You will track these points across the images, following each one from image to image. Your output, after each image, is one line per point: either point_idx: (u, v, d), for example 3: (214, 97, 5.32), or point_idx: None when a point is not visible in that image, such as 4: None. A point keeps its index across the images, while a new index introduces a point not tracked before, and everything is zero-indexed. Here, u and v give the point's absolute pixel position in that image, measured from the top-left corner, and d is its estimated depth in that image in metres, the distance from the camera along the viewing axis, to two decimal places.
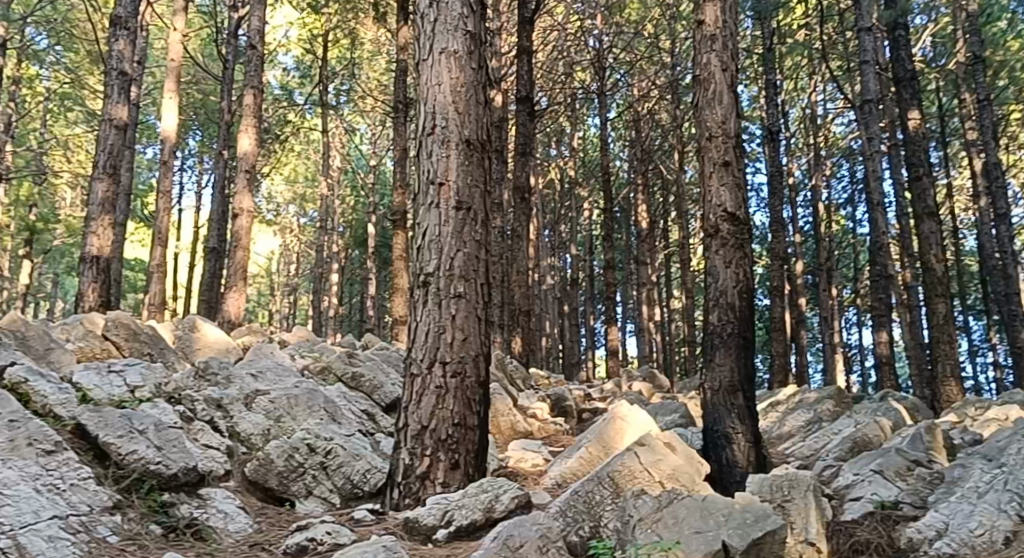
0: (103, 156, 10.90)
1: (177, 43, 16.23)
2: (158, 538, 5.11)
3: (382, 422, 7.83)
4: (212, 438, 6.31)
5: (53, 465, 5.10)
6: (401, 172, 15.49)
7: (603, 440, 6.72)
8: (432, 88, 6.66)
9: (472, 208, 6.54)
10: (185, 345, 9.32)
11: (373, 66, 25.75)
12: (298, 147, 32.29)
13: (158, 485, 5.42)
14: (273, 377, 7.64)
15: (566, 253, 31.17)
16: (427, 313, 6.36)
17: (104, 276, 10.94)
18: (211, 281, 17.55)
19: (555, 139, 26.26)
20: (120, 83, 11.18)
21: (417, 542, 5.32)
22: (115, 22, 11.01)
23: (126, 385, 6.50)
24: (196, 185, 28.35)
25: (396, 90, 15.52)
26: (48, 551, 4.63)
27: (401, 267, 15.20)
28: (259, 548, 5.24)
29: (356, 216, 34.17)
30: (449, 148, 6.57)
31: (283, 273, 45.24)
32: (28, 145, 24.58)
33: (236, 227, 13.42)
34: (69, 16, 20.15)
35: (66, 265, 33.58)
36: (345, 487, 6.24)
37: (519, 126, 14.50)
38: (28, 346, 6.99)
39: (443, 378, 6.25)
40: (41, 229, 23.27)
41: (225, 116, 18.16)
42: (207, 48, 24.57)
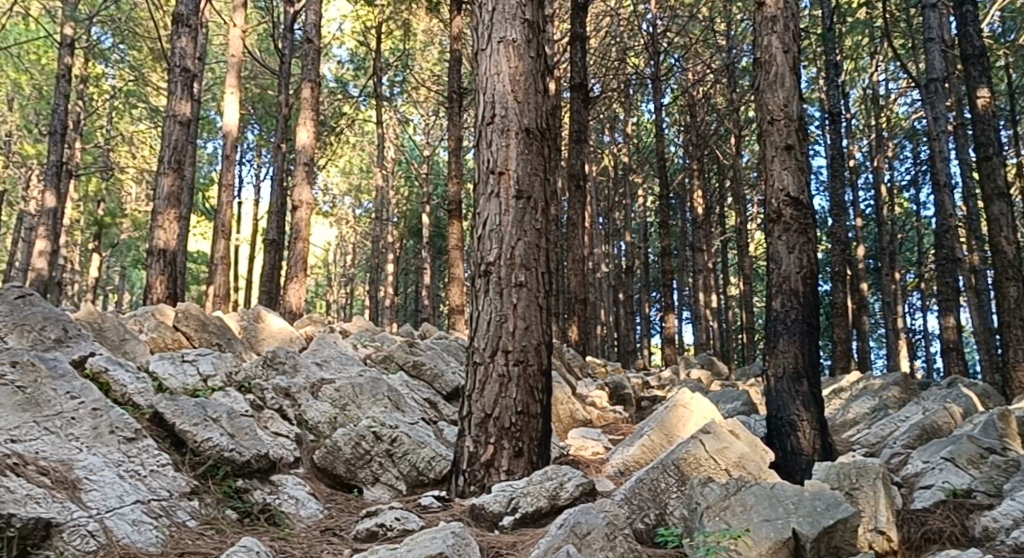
0: (168, 151, 11.16)
1: (236, 38, 16.50)
2: (234, 522, 5.25)
3: (445, 410, 7.92)
4: (281, 426, 6.46)
5: (133, 452, 5.24)
6: (457, 162, 15.57)
7: (665, 429, 6.70)
8: (491, 78, 6.68)
9: (532, 198, 6.56)
10: (251, 335, 9.52)
11: (426, 56, 25.88)
12: (354, 139, 32.64)
13: (232, 472, 5.57)
14: (337, 365, 7.83)
15: (620, 239, 31.09)
16: (488, 303, 6.40)
17: (171, 268, 11.22)
18: (270, 272, 17.88)
19: (608, 126, 26.10)
20: (183, 80, 11.48)
21: (483, 529, 5.38)
22: (178, 20, 11.29)
23: (198, 374, 6.69)
24: (255, 179, 28.84)
25: (450, 79, 15.59)
26: (133, 534, 4.79)
27: (458, 257, 15.31)
28: (331, 533, 5.35)
29: (411, 207, 34.43)
30: (509, 137, 6.59)
31: (340, 264, 45.95)
32: (95, 142, 25.26)
33: (296, 220, 13.64)
34: (133, 15, 20.66)
35: (132, 258, 34.51)
36: (410, 474, 6.33)
37: (574, 114, 14.40)
38: (105, 337, 7.22)
39: (505, 366, 6.29)
40: (108, 224, 23.89)
41: (283, 110, 18.45)
42: (264, 42, 24.98)
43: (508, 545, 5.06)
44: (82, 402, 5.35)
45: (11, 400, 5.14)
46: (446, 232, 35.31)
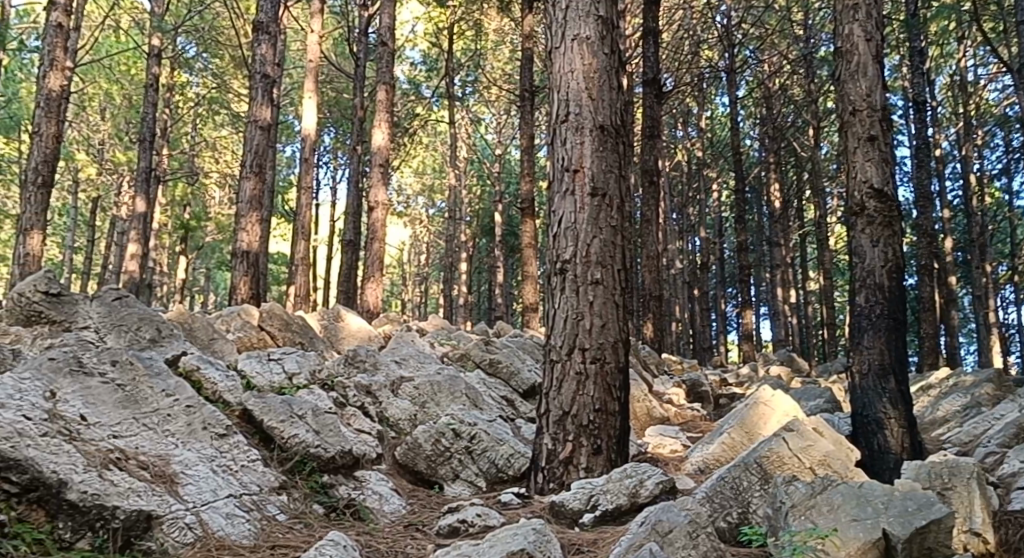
0: (250, 155, 11.48)
1: (314, 44, 16.84)
2: (321, 517, 5.41)
3: (522, 408, 7.97)
4: (364, 423, 6.61)
5: (225, 448, 5.43)
6: (529, 160, 15.59)
7: (746, 426, 6.62)
8: (565, 76, 6.69)
9: (607, 194, 6.55)
10: (332, 333, 9.75)
11: (497, 56, 26.00)
12: (427, 140, 33.03)
13: (318, 467, 5.73)
14: (416, 363, 7.97)
15: (695, 234, 30.76)
16: (564, 300, 6.42)
17: (254, 269, 11.51)
18: (348, 272, 18.18)
19: (681, 120, 25.83)
20: (264, 85, 11.78)
21: (564, 526, 5.40)
22: (258, 28, 11.62)
23: (284, 373, 6.88)
24: (332, 181, 29.38)
25: (522, 78, 15.62)
26: (228, 527, 4.96)
27: (532, 255, 15.34)
28: (414, 529, 5.46)
29: (484, 205, 34.62)
30: (583, 135, 6.59)
31: (414, 263, 46.50)
32: (181, 148, 26.11)
33: (371, 221, 13.84)
34: (215, 25, 21.39)
35: (217, 259, 35.54)
36: (490, 471, 6.40)
37: (646, 110, 14.26)
38: (195, 337, 7.50)
39: (582, 364, 6.30)
40: (194, 227, 24.61)
41: (359, 112, 18.76)
42: (339, 46, 25.48)
43: (589, 542, 5.07)
44: (177, 398, 5.53)
45: (112, 397, 5.31)
46: (519, 230, 35.39)
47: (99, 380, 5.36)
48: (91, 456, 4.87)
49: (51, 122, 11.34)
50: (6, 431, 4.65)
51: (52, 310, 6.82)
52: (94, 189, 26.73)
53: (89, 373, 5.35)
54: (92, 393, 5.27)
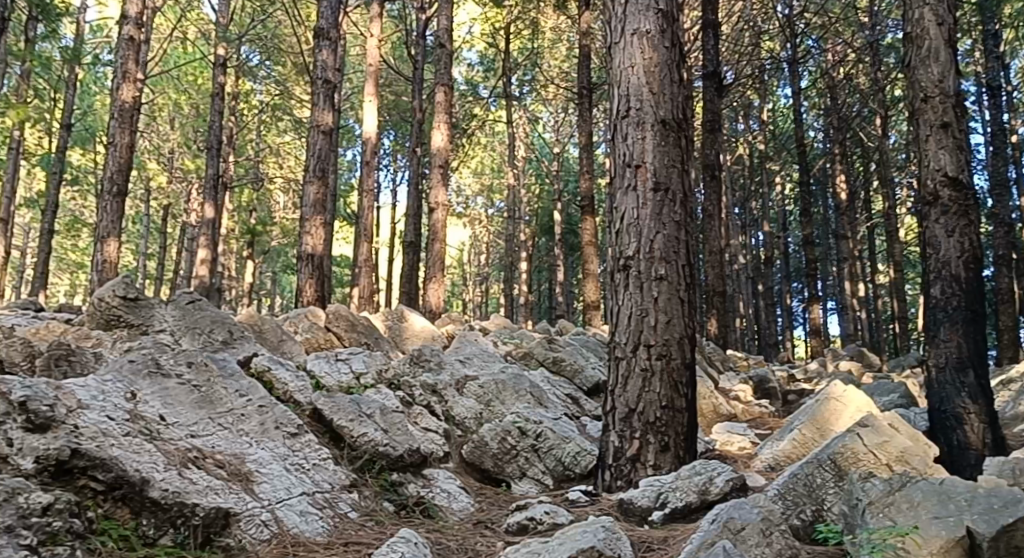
0: (313, 160, 11.70)
1: (373, 48, 17.03)
2: (391, 514, 5.48)
3: (587, 406, 7.96)
4: (431, 422, 6.66)
5: (297, 446, 5.53)
6: (588, 158, 15.52)
7: (817, 422, 6.50)
8: (625, 71, 6.65)
9: (670, 189, 6.49)
10: (396, 334, 9.87)
11: (554, 54, 25.98)
12: (485, 140, 33.18)
13: (386, 466, 5.81)
14: (480, 362, 8.00)
15: (758, 229, 30.32)
16: (629, 297, 6.38)
17: (319, 272, 11.68)
18: (410, 274, 18.35)
19: (742, 114, 25.47)
20: (325, 90, 11.96)
21: (633, 524, 5.36)
22: (319, 34, 11.82)
23: (351, 373, 6.98)
24: (392, 183, 29.70)
25: (580, 76, 15.57)
26: (302, 524, 5.04)
27: (593, 253, 15.27)
28: (484, 526, 5.49)
29: (543, 205, 34.64)
30: (645, 130, 6.54)
31: (475, 263, 46.75)
32: (246, 154, 26.67)
33: (432, 222, 13.94)
34: (277, 32, 21.90)
35: (282, 262, 36.20)
36: (557, 469, 6.40)
37: (706, 104, 14.08)
38: (265, 338, 7.67)
39: (648, 360, 6.24)
40: (260, 232, 25.10)
41: (418, 114, 18.91)
42: (397, 49, 25.78)
43: (659, 540, 5.03)
44: (249, 399, 5.65)
45: (188, 398, 5.45)
46: (578, 229, 35.31)
47: (176, 381, 5.50)
48: (171, 455, 4.99)
49: (125, 132, 11.65)
50: (91, 431, 4.78)
51: (131, 315, 7.07)
52: (165, 197, 27.45)
53: (166, 375, 5.50)
54: (169, 394, 5.41)
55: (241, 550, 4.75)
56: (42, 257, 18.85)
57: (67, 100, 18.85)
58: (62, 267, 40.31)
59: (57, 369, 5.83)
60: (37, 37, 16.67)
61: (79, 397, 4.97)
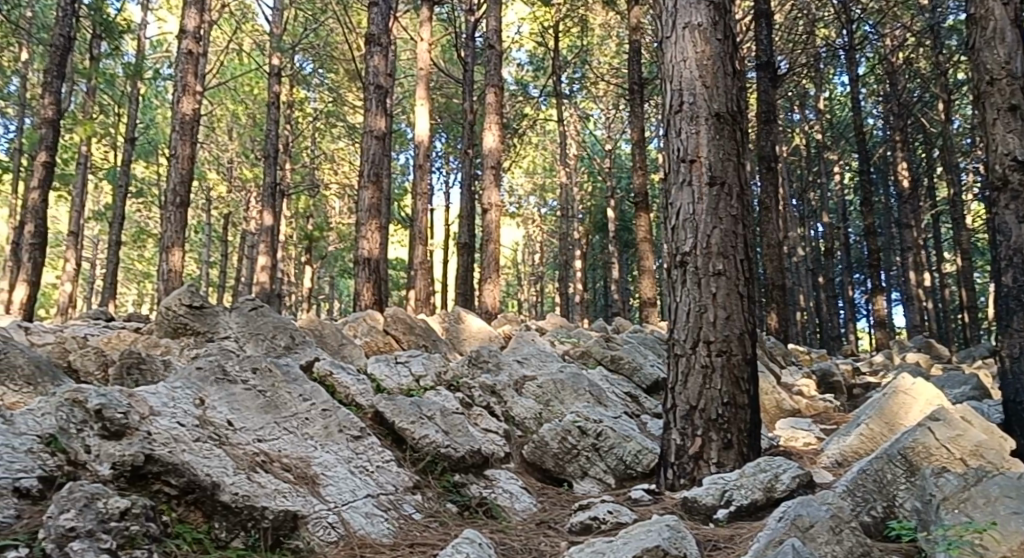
0: (368, 165, 11.83)
1: (423, 52, 17.14)
2: (455, 516, 5.51)
3: (647, 404, 7.90)
4: (491, 423, 6.68)
5: (361, 449, 5.60)
6: (641, 154, 15.40)
7: (885, 416, 6.35)
8: (678, 65, 6.59)
9: (727, 183, 6.40)
10: (453, 335, 9.92)
11: (604, 50, 25.85)
12: (537, 139, 33.20)
13: (449, 467, 5.85)
14: (538, 362, 7.99)
15: (817, 220, 29.83)
16: (686, 293, 6.32)
17: (376, 275, 11.78)
18: (465, 275, 18.42)
19: (798, 104, 25.04)
20: (377, 96, 12.09)
21: (697, 522, 5.30)
22: (370, 40, 11.94)
23: (411, 375, 7.03)
24: (445, 185, 29.85)
25: (631, 71, 15.45)
26: (368, 526, 5.10)
27: (649, 249, 15.15)
28: (547, 526, 5.50)
29: (596, 202, 34.52)
30: (699, 124, 6.47)
31: (529, 263, 46.77)
32: (302, 161, 27.08)
33: (486, 224, 13.96)
34: (329, 41, 22.20)
35: (339, 267, 36.63)
36: (618, 468, 6.37)
37: (761, 94, 13.86)
38: (326, 342, 7.78)
39: (708, 357, 6.17)
40: (317, 237, 25.42)
41: (470, 115, 18.97)
42: (447, 52, 25.93)
43: (725, 538, 4.97)
44: (313, 403, 5.74)
45: (255, 403, 5.55)
46: (633, 225, 35.09)
47: (242, 387, 5.61)
48: (239, 458, 5.08)
49: (186, 144, 11.89)
50: (163, 437, 4.89)
51: (196, 322, 7.23)
52: (225, 206, 27.99)
53: (233, 381, 5.61)
54: (236, 399, 5.52)
55: (310, 552, 4.81)
56: (111, 268, 19.34)
57: (131, 114, 19.32)
58: (129, 277, 41.36)
59: (129, 378, 5.97)
60: (101, 54, 17.12)
61: (151, 404, 5.09)
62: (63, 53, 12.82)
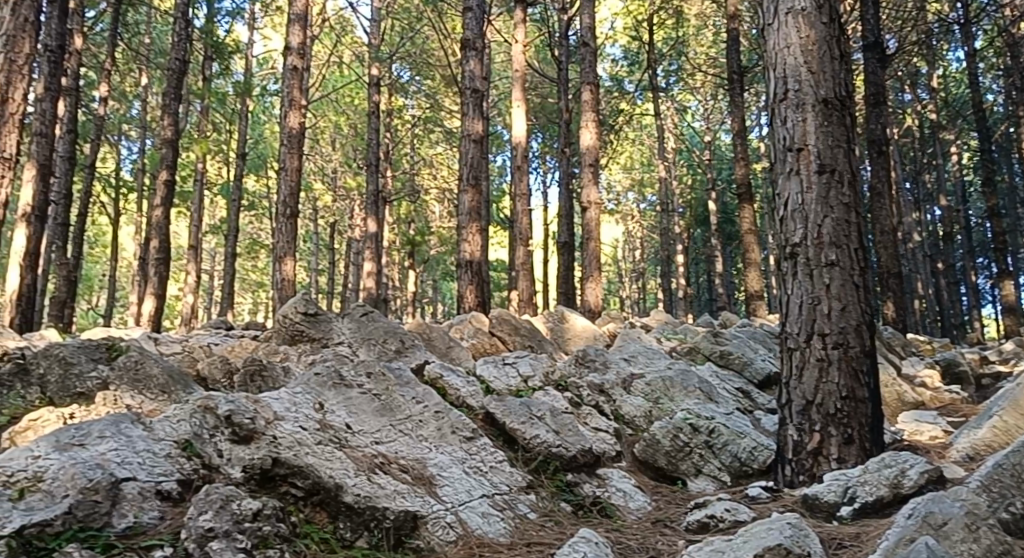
0: (466, 169, 11.98)
1: (518, 54, 17.22)
2: (569, 515, 5.51)
3: (760, 399, 7.73)
4: (600, 422, 6.66)
5: (474, 450, 5.68)
6: (742, 145, 15.08)
7: (1020, 407, 6.05)
8: (781, 53, 6.43)
9: (837, 170, 6.21)
10: (558, 335, 9.95)
11: (700, 40, 25.43)
12: (633, 135, 32.96)
13: (561, 466, 5.87)
14: (645, 360, 7.92)
15: (932, 203, 28.64)
16: (798, 285, 6.16)
17: (478, 277, 11.89)
18: (567, 273, 18.41)
19: (908, 84, 24.06)
20: (474, 99, 12.22)
21: (820, 520, 5.16)
22: (466, 45, 12.08)
23: (519, 376, 7.07)
24: (543, 185, 29.94)
25: (730, 61, 15.14)
26: (485, 525, 5.16)
27: (754, 240, 14.79)
28: (663, 525, 5.44)
29: (697, 195, 34.00)
30: (806, 111, 6.30)
31: (629, 259, 46.45)
32: (403, 168, 27.59)
33: (587, 221, 13.90)
34: (426, 48, 22.63)
35: (443, 270, 37.17)
36: (733, 465, 6.26)
37: (869, 76, 13.35)
38: (434, 345, 7.90)
39: (824, 350, 6.00)
40: (420, 241, 25.84)
41: (565, 114, 18.93)
42: (541, 52, 26.05)
43: (851, 536, 4.83)
44: (425, 405, 5.85)
45: (370, 406, 5.71)
46: (736, 217, 34.38)
47: (358, 391, 5.78)
48: (360, 461, 5.21)
49: (293, 157, 12.29)
50: (288, 440, 5.07)
51: (311, 329, 7.48)
52: (331, 215, 28.77)
53: (349, 385, 5.78)
54: (353, 403, 5.68)
55: (430, 551, 4.89)
56: (228, 278, 20.08)
57: (241, 130, 20.01)
58: (244, 287, 42.92)
59: (253, 385, 6.23)
60: (212, 75, 17.89)
61: (275, 409, 5.28)
62: (179, 76, 13.47)
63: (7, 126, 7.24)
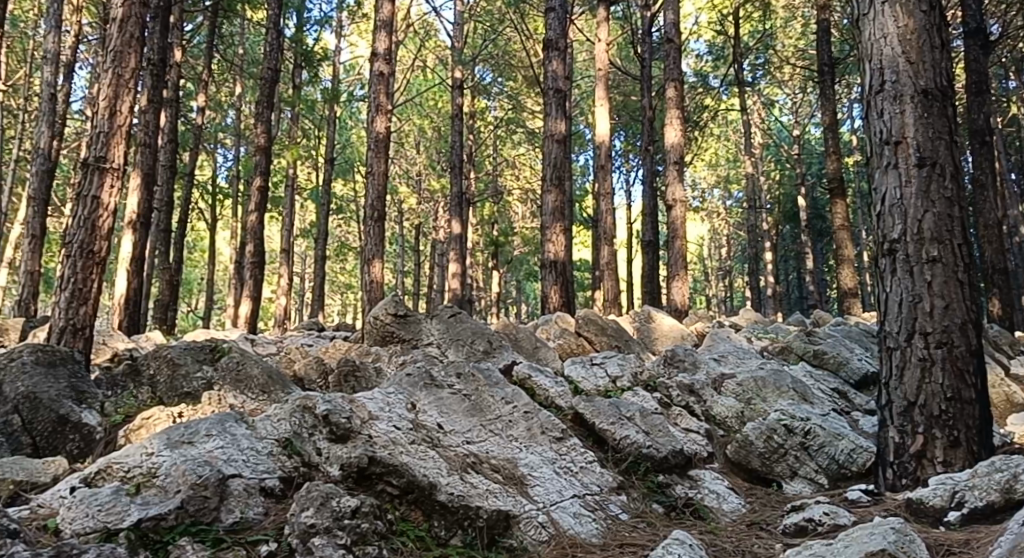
0: (550, 169, 11.97)
1: (601, 52, 17.12)
2: (662, 516, 5.47)
3: (858, 399, 7.51)
4: (691, 422, 6.59)
5: (564, 450, 5.68)
6: (834, 139, 14.69)
7: None
8: (877, 43, 6.25)
9: (938, 163, 6.00)
10: (646, 335, 9.88)
11: (788, 33, 24.85)
12: (719, 130, 32.44)
13: (652, 467, 5.82)
14: (736, 359, 7.78)
15: None
16: (898, 283, 5.98)
17: (563, 277, 11.87)
18: (652, 272, 18.20)
19: (1011, 71, 23.01)
20: (557, 100, 12.19)
21: (926, 525, 5.00)
22: (548, 45, 12.06)
23: (607, 376, 7.03)
24: (627, 184, 29.71)
25: (820, 53, 14.74)
26: (577, 525, 5.15)
27: (847, 237, 14.36)
28: (758, 528, 5.36)
29: (785, 190, 33.27)
30: (904, 103, 6.10)
31: (715, 257, 45.69)
32: (487, 170, 27.73)
33: (673, 220, 13.75)
34: (508, 49, 22.72)
35: (526, 270, 37.21)
36: (831, 468, 6.11)
37: (970, 64, 12.81)
38: (521, 346, 7.95)
39: (926, 350, 5.81)
40: (503, 242, 25.89)
41: (649, 112, 18.70)
42: (624, 49, 25.89)
43: (959, 543, 4.67)
44: (515, 405, 5.89)
45: (461, 406, 5.78)
46: (826, 212, 33.48)
47: (449, 391, 5.87)
48: (453, 460, 5.27)
49: (380, 161, 12.49)
50: (383, 439, 5.15)
51: (402, 331, 7.62)
52: (416, 217, 29.10)
53: (440, 386, 5.88)
54: (444, 403, 5.77)
55: (523, 550, 4.91)
56: (318, 281, 20.47)
57: (329, 136, 20.39)
58: (333, 289, 43.78)
59: (347, 385, 6.39)
60: (301, 83, 18.29)
61: (369, 409, 5.38)
62: (271, 85, 13.83)
63: (113, 137, 7.46)
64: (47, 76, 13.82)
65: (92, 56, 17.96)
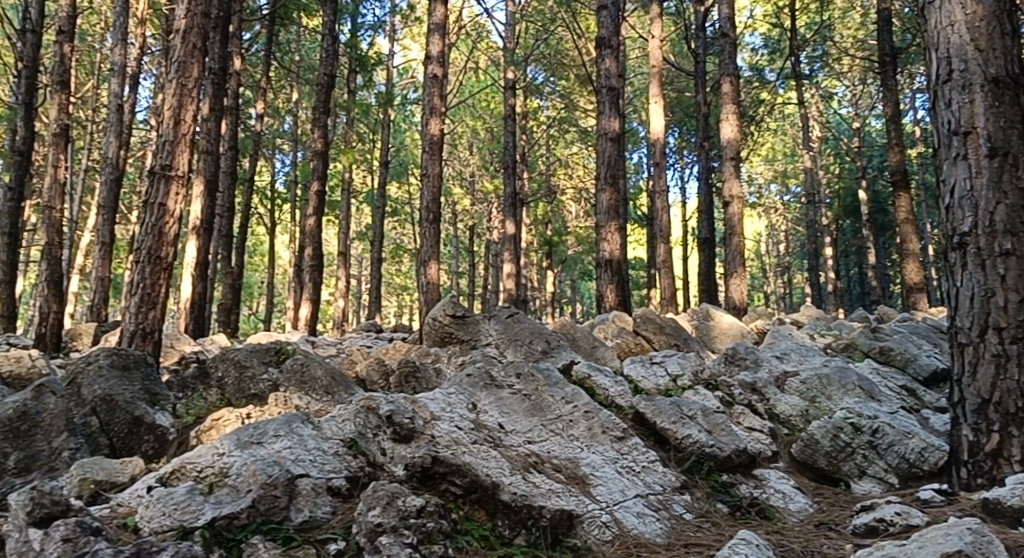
0: (604, 168, 11.89)
1: (654, 49, 16.98)
2: (727, 516, 5.40)
3: (927, 396, 7.33)
4: (755, 421, 6.50)
5: (626, 449, 5.64)
6: (896, 131, 14.34)
7: None
8: (944, 31, 6.09)
9: (1010, 153, 5.83)
10: (705, 334, 9.78)
11: (846, 23, 24.37)
12: (775, 125, 31.96)
13: (716, 467, 5.75)
14: (799, 357, 7.65)
15: None
16: (969, 277, 5.82)
17: (619, 276, 11.79)
18: (708, 269, 18.00)
19: None
20: (611, 98, 12.11)
21: (1003, 525, 4.86)
22: (601, 43, 11.98)
23: (668, 375, 6.98)
24: (681, 181, 29.43)
25: (881, 44, 14.42)
26: (641, 525, 5.10)
27: (911, 230, 14.02)
28: (827, 528, 5.26)
29: (845, 184, 32.64)
30: (973, 92, 5.94)
31: (773, 253, 45.00)
32: (540, 169, 27.71)
33: (730, 216, 13.53)
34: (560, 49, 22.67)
35: (580, 270, 37.06)
36: (901, 467, 5.97)
37: None
38: (579, 345, 7.92)
39: (1000, 345, 5.64)
40: (557, 241, 25.87)
41: (704, 108, 18.46)
42: (677, 45, 25.68)
43: None
44: (575, 405, 5.87)
45: (521, 406, 5.78)
46: (888, 206, 32.77)
47: (508, 391, 5.88)
48: (515, 459, 5.27)
49: (435, 163, 12.55)
50: (445, 439, 5.18)
51: (460, 331, 7.65)
52: (470, 218, 29.19)
53: (500, 386, 5.89)
54: (505, 403, 5.78)
55: (587, 550, 4.88)
56: (375, 283, 20.64)
57: (384, 139, 20.57)
58: (389, 291, 44.12)
59: (408, 386, 6.43)
60: (356, 88, 18.48)
61: (431, 409, 5.42)
62: (327, 90, 14.00)
63: (177, 146, 7.61)
64: (113, 88, 14.18)
65: (155, 66, 18.37)
